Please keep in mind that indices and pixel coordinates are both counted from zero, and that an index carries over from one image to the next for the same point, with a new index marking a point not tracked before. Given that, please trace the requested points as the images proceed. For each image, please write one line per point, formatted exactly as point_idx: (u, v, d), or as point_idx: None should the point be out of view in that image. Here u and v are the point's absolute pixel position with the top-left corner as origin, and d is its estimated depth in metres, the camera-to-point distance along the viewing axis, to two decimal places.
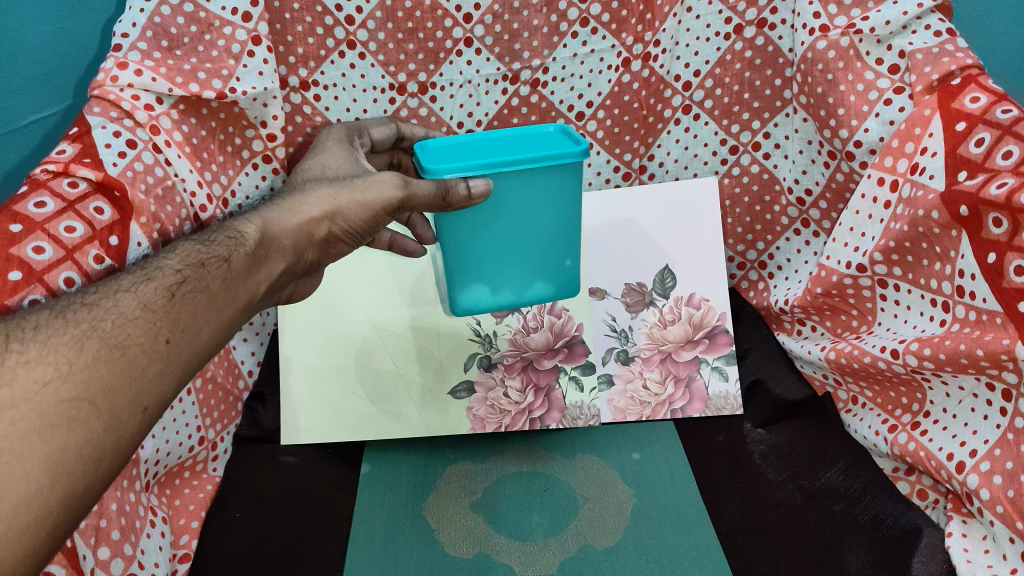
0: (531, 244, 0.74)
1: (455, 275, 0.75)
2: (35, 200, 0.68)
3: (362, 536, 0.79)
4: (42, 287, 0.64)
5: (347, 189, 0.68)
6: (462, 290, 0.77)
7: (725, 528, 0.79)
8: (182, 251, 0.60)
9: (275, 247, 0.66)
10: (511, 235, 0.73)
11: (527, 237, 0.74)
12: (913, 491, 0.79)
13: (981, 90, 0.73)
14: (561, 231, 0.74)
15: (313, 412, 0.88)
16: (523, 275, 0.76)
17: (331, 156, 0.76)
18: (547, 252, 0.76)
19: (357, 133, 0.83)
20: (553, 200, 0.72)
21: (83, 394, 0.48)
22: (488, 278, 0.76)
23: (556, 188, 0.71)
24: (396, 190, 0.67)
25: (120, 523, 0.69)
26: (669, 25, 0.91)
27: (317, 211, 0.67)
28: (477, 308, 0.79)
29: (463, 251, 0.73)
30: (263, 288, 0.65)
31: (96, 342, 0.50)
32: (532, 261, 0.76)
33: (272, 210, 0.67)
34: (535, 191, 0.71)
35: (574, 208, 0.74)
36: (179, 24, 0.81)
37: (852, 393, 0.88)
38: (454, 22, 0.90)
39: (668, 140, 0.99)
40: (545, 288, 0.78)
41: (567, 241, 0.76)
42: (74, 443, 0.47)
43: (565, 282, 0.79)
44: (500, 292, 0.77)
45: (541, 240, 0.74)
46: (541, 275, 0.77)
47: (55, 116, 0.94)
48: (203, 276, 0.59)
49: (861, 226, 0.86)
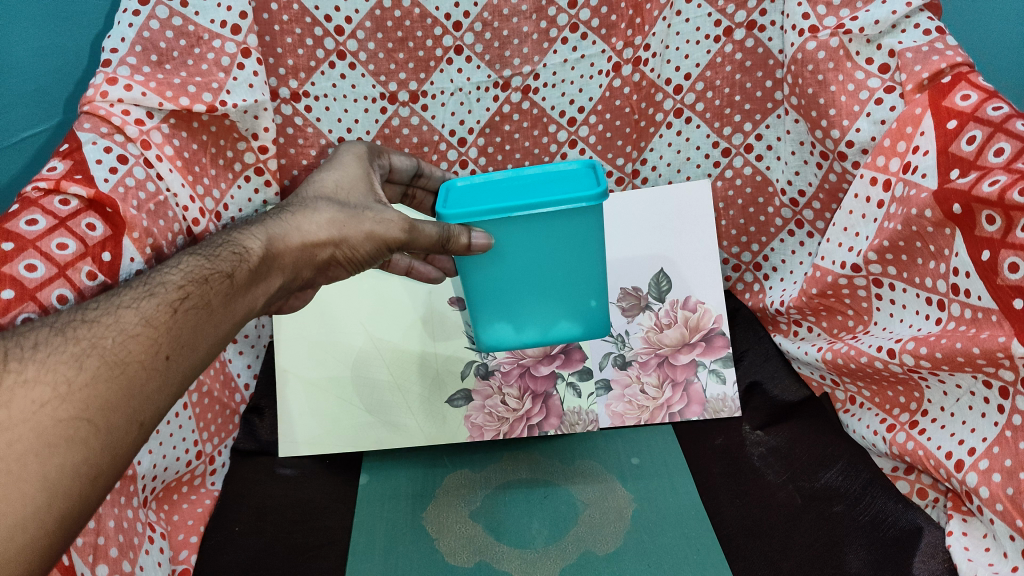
0: (552, 285, 0.73)
1: (479, 314, 0.76)
2: (26, 218, 0.68)
3: (362, 547, 0.79)
4: (35, 305, 0.63)
5: (357, 218, 0.69)
6: (486, 327, 0.77)
7: (725, 531, 0.79)
8: (185, 265, 0.60)
9: (277, 263, 0.65)
10: (532, 278, 0.73)
11: (549, 279, 0.73)
12: (913, 491, 0.79)
13: (971, 87, 0.73)
14: (586, 271, 0.73)
15: (311, 424, 0.88)
16: (546, 312, 0.76)
17: (347, 174, 0.75)
18: (571, 292, 0.74)
19: (378, 155, 0.82)
20: (571, 242, 0.70)
21: (82, 413, 0.48)
22: (511, 316, 0.76)
23: (575, 231, 0.70)
24: (402, 231, 0.68)
25: (118, 540, 0.68)
26: (659, 29, 0.91)
27: (324, 234, 0.67)
28: (502, 342, 0.79)
29: (484, 290, 0.74)
30: (260, 302, 0.64)
31: (96, 359, 0.50)
32: (557, 302, 0.75)
33: (278, 224, 0.66)
34: (550, 234, 0.69)
35: (597, 250, 0.72)
36: (168, 38, 0.81)
37: (850, 392, 0.87)
38: (443, 30, 0.91)
39: (661, 143, 0.99)
40: (571, 327, 0.78)
41: (593, 283, 0.74)
42: (71, 463, 0.46)
43: (592, 323, 0.78)
44: (526, 328, 0.77)
45: (564, 283, 0.73)
46: (566, 315, 0.76)
47: (46, 132, 0.94)
48: (206, 291, 0.58)
49: (855, 226, 0.85)
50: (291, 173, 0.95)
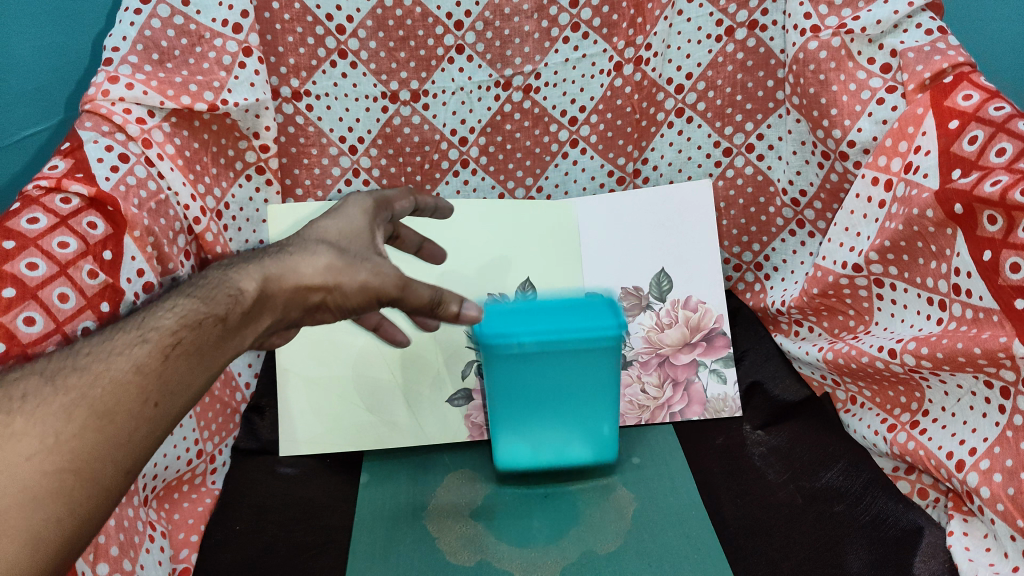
0: (567, 410, 0.83)
1: (501, 419, 0.82)
2: (27, 216, 0.67)
3: (362, 546, 0.78)
4: (37, 304, 0.63)
5: (361, 262, 0.61)
6: (505, 419, 0.82)
7: (726, 530, 0.79)
8: (179, 305, 0.54)
9: (273, 305, 0.58)
10: (553, 404, 0.82)
11: (564, 379, 0.81)
12: (913, 491, 0.79)
13: (973, 87, 0.73)
14: (603, 397, 0.82)
15: (312, 423, 0.88)
16: (557, 431, 0.83)
17: (349, 218, 0.65)
18: (584, 418, 0.83)
19: (385, 205, 0.70)
20: (591, 380, 0.81)
21: (68, 465, 0.46)
22: (530, 429, 0.83)
23: (594, 366, 0.81)
24: (395, 288, 0.61)
25: (119, 538, 0.68)
26: (660, 28, 0.91)
27: (320, 277, 0.59)
28: (519, 458, 0.84)
29: (504, 388, 0.81)
30: (257, 343, 0.59)
31: (80, 412, 0.47)
32: (570, 429, 0.83)
33: (275, 262, 0.59)
34: (573, 365, 0.80)
35: (613, 388, 0.83)
36: (169, 36, 0.81)
37: (851, 392, 0.87)
38: (445, 29, 0.91)
39: (662, 143, 0.99)
40: (582, 449, 0.84)
41: (600, 420, 0.83)
42: (54, 519, 0.45)
43: (602, 448, 0.84)
44: (540, 437, 0.83)
45: (575, 429, 0.84)
46: (578, 436, 0.83)
47: (47, 131, 0.93)
48: (200, 337, 0.53)
49: (856, 226, 0.85)
50: (292, 172, 0.95)
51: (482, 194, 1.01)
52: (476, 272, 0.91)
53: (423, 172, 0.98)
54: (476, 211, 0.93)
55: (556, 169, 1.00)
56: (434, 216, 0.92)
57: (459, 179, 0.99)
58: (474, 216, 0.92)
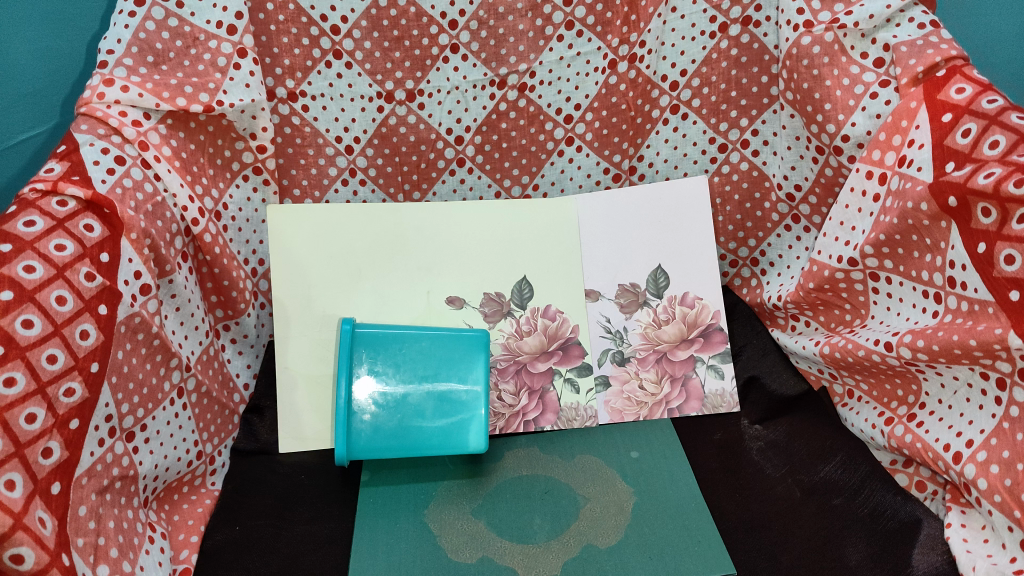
0: (436, 379, 0.86)
1: (456, 429, 0.84)
2: (24, 220, 0.67)
3: (363, 543, 0.78)
4: (35, 307, 0.63)
5: None
6: (439, 434, 0.84)
7: (726, 524, 0.79)
8: None
9: None
10: (441, 380, 0.86)
11: (426, 379, 0.86)
12: (911, 483, 0.80)
13: (966, 80, 0.73)
14: (400, 369, 0.86)
15: (313, 419, 0.87)
16: (453, 387, 0.86)
17: None
18: (425, 370, 0.86)
19: None
20: (401, 377, 0.86)
21: None
22: (460, 402, 0.85)
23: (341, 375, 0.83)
24: None
25: (118, 540, 0.68)
26: (654, 25, 0.92)
27: None
28: (482, 434, 0.84)
29: (406, 439, 0.84)
30: None
31: None
32: (457, 369, 0.87)
33: None
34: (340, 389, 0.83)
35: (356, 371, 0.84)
36: (164, 39, 0.82)
37: (847, 386, 0.89)
38: (439, 29, 0.92)
39: (657, 140, 0.98)
40: (479, 360, 0.87)
41: (445, 344, 0.87)
42: None
43: (432, 359, 0.87)
44: (463, 407, 0.85)
45: (454, 369, 0.87)
46: (435, 373, 0.86)
47: (42, 135, 0.94)
48: None
49: (851, 220, 0.86)
50: (290, 173, 0.95)
51: (479, 193, 1.01)
52: (476, 273, 0.92)
53: (419, 172, 0.99)
54: (477, 212, 0.93)
55: (551, 168, 1.00)
56: (434, 211, 0.92)
57: (455, 178, 1.00)
58: (475, 215, 0.92)
